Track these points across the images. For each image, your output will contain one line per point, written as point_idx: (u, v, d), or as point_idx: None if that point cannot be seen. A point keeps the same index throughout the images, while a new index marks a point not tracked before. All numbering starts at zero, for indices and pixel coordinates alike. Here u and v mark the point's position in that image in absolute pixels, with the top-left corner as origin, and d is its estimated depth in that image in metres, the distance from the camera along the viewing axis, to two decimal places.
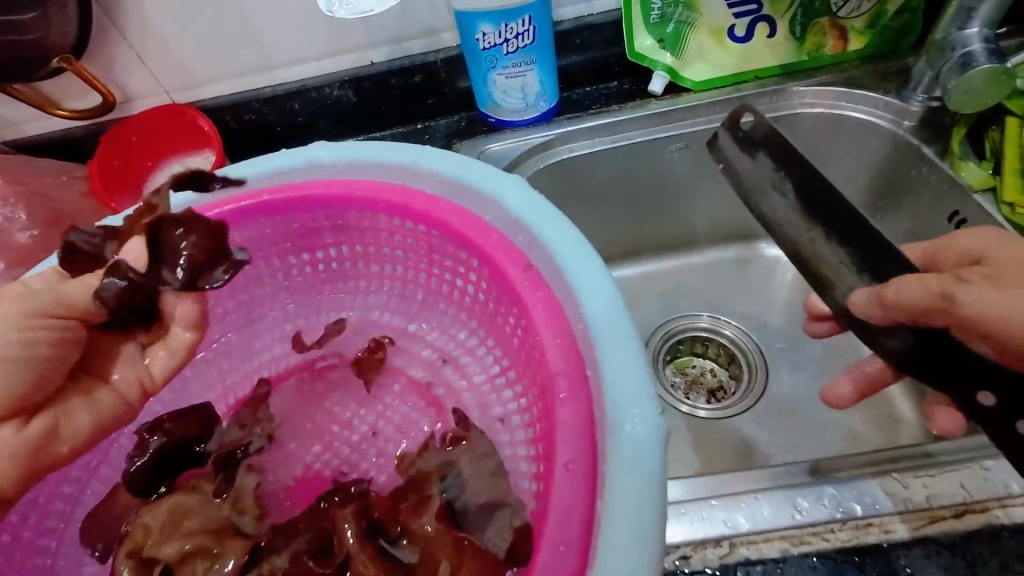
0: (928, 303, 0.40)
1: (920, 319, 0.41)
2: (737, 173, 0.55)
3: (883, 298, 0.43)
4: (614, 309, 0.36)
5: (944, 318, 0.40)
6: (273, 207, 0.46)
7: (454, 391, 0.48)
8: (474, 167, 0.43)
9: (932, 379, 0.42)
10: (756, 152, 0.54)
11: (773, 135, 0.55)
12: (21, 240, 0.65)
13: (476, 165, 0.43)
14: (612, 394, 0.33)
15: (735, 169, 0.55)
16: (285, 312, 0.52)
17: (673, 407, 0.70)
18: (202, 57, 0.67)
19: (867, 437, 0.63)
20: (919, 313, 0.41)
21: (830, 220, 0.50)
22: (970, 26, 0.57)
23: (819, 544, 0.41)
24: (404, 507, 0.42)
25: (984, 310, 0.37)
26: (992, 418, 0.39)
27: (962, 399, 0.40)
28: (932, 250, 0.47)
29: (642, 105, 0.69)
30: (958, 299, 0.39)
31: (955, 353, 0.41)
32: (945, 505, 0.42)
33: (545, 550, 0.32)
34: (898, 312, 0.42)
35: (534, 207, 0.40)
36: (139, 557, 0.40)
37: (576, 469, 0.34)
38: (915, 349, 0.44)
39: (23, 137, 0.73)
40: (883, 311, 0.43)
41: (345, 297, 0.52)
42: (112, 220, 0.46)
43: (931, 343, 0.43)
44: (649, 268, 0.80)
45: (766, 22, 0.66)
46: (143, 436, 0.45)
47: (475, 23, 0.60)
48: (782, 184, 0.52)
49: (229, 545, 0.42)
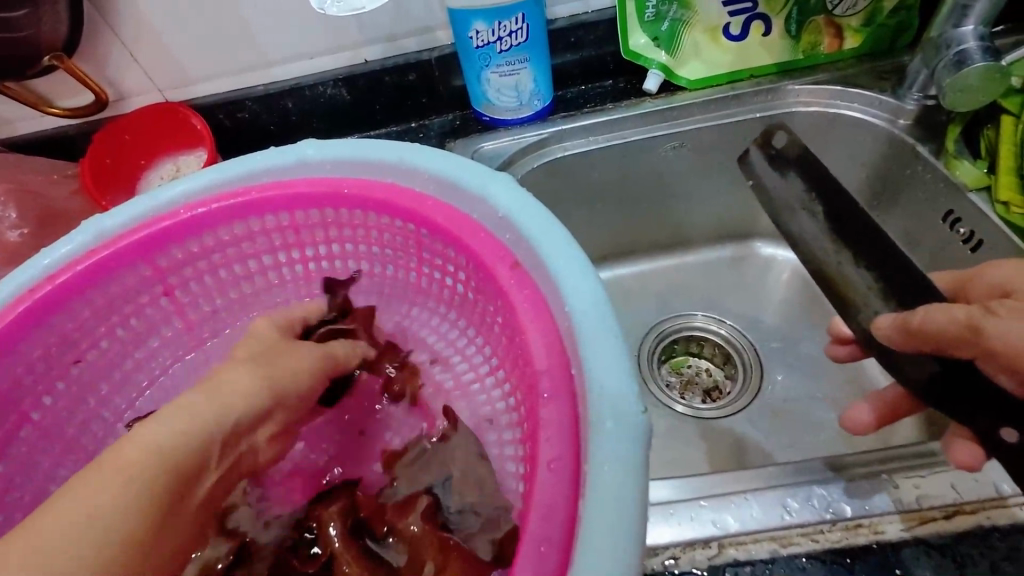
0: (955, 333, 0.40)
1: (944, 350, 0.41)
2: (769, 193, 0.54)
3: (906, 324, 0.43)
4: (599, 307, 0.35)
5: (968, 349, 0.40)
6: (261, 205, 0.46)
7: (444, 390, 0.48)
8: (461, 165, 0.43)
9: (954, 410, 0.42)
10: (788, 170, 0.54)
11: (804, 154, 0.54)
12: (11, 239, 0.65)
13: (463, 163, 0.43)
14: (596, 392, 0.33)
15: (765, 186, 0.55)
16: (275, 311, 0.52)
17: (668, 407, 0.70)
18: (196, 55, 0.67)
19: (862, 437, 0.63)
20: (944, 342, 0.41)
21: (854, 239, 0.50)
22: (965, 24, 0.57)
23: (808, 545, 0.41)
24: (391, 506, 0.42)
25: (1011, 342, 0.37)
26: (1013, 452, 0.38)
27: (984, 432, 0.40)
28: (961, 280, 0.47)
29: (636, 103, 0.69)
30: (984, 329, 0.38)
31: (975, 383, 0.41)
32: (936, 506, 0.42)
33: (525, 549, 0.32)
34: (925, 342, 0.42)
35: (520, 205, 0.40)
36: None
37: (559, 468, 0.33)
38: (938, 377, 0.44)
39: (17, 135, 0.73)
40: (908, 338, 0.43)
41: None
42: (89, 224, 0.45)
43: (951, 372, 0.43)
44: (644, 268, 0.79)
45: (761, 20, 0.66)
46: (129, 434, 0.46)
47: (468, 21, 0.60)
48: (813, 204, 0.52)
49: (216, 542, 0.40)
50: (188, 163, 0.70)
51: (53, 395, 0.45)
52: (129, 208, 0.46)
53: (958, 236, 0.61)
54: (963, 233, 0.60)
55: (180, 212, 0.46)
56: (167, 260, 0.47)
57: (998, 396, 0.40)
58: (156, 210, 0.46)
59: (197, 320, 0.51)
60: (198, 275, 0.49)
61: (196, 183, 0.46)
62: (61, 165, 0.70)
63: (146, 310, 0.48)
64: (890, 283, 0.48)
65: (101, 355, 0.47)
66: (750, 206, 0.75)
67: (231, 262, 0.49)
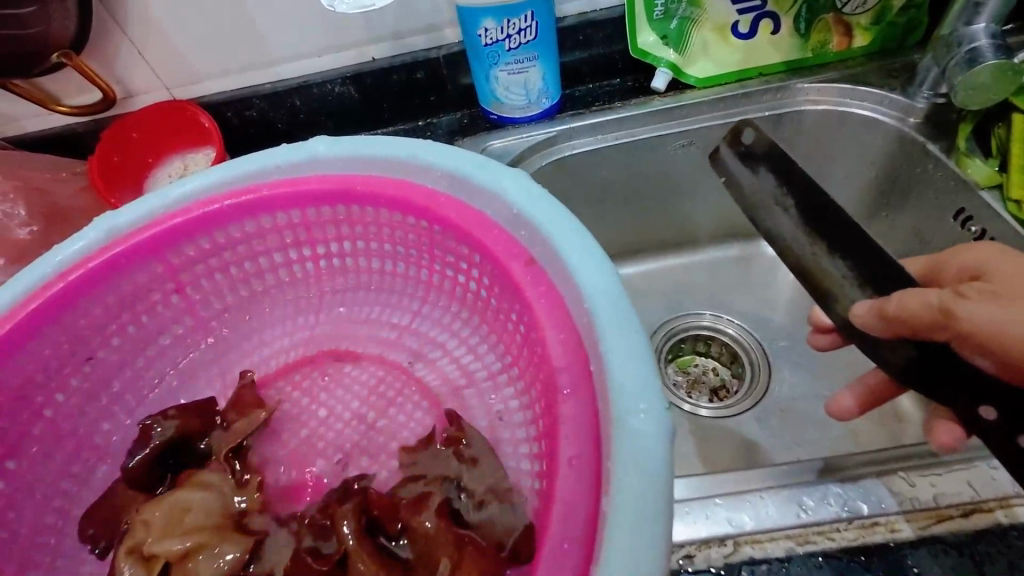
0: (930, 319, 0.40)
1: (918, 334, 0.41)
2: (742, 188, 0.53)
3: (878, 312, 0.42)
4: (617, 303, 0.35)
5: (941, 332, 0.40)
6: (273, 202, 0.46)
7: (454, 388, 0.48)
8: (475, 161, 0.43)
9: (933, 393, 0.42)
10: (758, 166, 0.53)
11: (774, 149, 0.53)
12: (20, 236, 0.65)
13: (477, 159, 0.43)
14: (616, 389, 0.33)
15: (739, 183, 0.53)
16: (287, 309, 0.52)
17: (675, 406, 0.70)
18: (204, 52, 0.67)
19: (872, 436, 0.63)
20: (920, 328, 0.41)
21: (829, 232, 0.49)
22: (976, 22, 0.56)
23: (825, 544, 0.41)
24: (404, 503, 0.40)
25: (983, 323, 0.38)
26: (992, 433, 0.38)
27: (964, 414, 0.40)
28: (933, 265, 0.47)
29: (644, 101, 0.69)
30: (960, 314, 0.39)
31: (954, 365, 0.41)
32: (952, 504, 0.42)
33: (549, 546, 0.32)
34: (898, 329, 0.41)
35: (535, 202, 0.40)
36: (139, 553, 0.40)
37: (580, 464, 0.33)
38: (915, 362, 0.43)
39: (25, 133, 0.73)
40: (885, 326, 0.42)
41: (346, 294, 0.52)
42: (99, 223, 0.45)
43: (929, 356, 0.42)
44: (651, 266, 0.79)
45: (770, 18, 0.65)
46: (146, 429, 0.45)
47: (477, 18, 0.60)
48: (785, 199, 0.51)
49: (230, 541, 0.41)
50: (195, 161, 0.70)
51: (65, 393, 0.45)
52: (137, 205, 0.46)
53: (968, 234, 0.61)
54: (973, 231, 0.60)
55: (192, 208, 0.45)
56: (178, 257, 0.47)
57: (975, 376, 0.40)
58: (167, 206, 0.46)
59: (208, 318, 0.51)
60: (209, 273, 0.49)
61: (208, 180, 0.46)
62: (69, 163, 0.70)
63: (157, 308, 0.48)
64: (867, 272, 0.46)
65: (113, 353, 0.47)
66: None
67: (241, 260, 0.49)
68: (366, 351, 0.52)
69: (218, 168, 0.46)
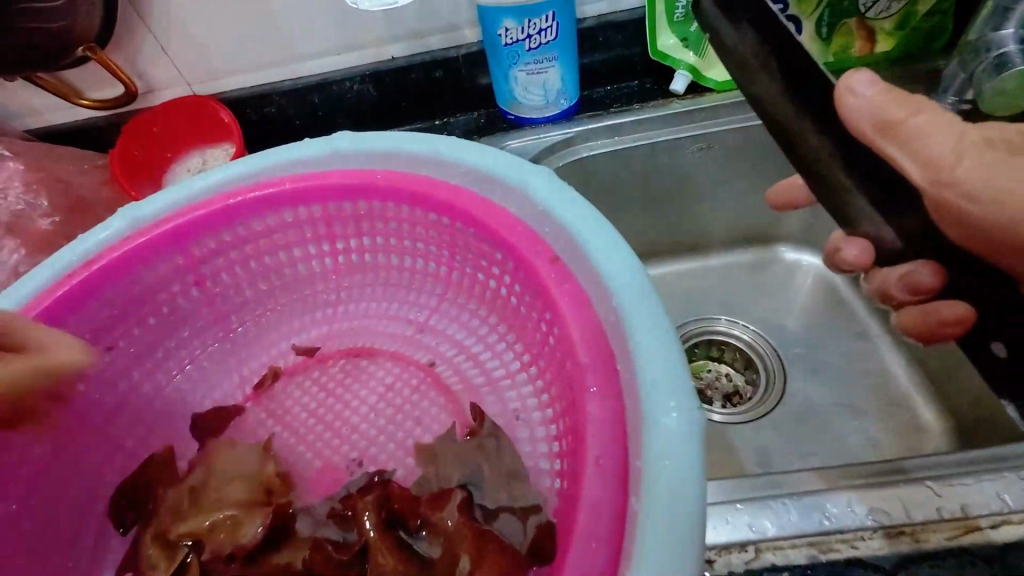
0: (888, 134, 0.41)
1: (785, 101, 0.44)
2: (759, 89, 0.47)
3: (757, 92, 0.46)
4: (647, 306, 0.36)
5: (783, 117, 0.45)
6: (238, 211, 0.47)
7: (473, 384, 0.48)
8: (530, 173, 0.42)
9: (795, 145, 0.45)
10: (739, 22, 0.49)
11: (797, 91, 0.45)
12: (41, 227, 0.66)
13: (531, 171, 0.42)
14: (648, 390, 0.34)
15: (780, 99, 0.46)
16: (273, 314, 0.53)
17: (707, 418, 0.70)
18: (229, 50, 0.67)
19: (889, 444, 0.65)
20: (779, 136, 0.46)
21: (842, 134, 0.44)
22: (1005, 28, 0.54)
23: (848, 551, 0.40)
24: (423, 499, 0.42)
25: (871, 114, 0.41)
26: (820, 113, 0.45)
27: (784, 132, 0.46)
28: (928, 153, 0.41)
29: (696, 99, 0.69)
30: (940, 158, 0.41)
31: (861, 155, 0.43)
32: (980, 514, 0.41)
33: (576, 547, 0.33)
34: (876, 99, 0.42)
35: (578, 216, 0.40)
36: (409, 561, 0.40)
37: (606, 464, 0.34)
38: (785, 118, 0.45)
39: (47, 126, 0.74)
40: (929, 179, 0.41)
41: (319, 298, 0.53)
42: (113, 226, 0.46)
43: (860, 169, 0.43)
44: (666, 269, 0.81)
45: (793, 22, 0.61)
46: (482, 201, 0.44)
47: (499, 18, 0.60)
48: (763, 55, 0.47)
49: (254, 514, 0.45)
50: (215, 157, 0.69)
51: (85, 382, 0.46)
52: (162, 200, 0.47)
53: None
54: None
55: (143, 230, 0.46)
56: (200, 250, 0.48)
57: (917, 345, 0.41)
58: (190, 200, 0.47)
59: (227, 310, 0.51)
60: (230, 266, 0.50)
61: (166, 201, 0.47)
62: (92, 155, 0.70)
63: (177, 300, 0.49)
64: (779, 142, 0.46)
65: (133, 344, 0.48)
66: (764, 214, 0.77)
67: (247, 260, 0.50)
68: (381, 346, 0.52)
69: (180, 184, 0.47)
